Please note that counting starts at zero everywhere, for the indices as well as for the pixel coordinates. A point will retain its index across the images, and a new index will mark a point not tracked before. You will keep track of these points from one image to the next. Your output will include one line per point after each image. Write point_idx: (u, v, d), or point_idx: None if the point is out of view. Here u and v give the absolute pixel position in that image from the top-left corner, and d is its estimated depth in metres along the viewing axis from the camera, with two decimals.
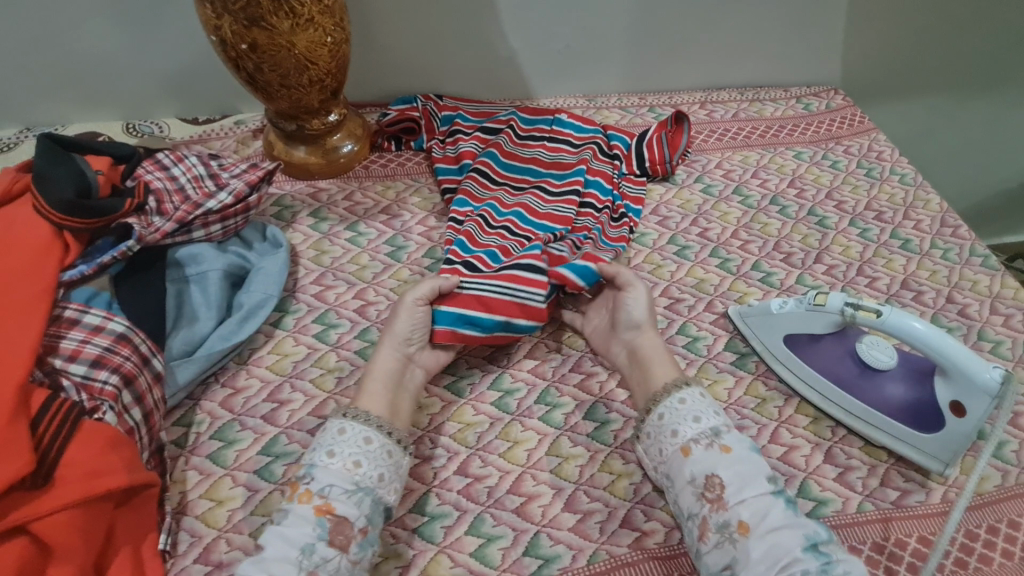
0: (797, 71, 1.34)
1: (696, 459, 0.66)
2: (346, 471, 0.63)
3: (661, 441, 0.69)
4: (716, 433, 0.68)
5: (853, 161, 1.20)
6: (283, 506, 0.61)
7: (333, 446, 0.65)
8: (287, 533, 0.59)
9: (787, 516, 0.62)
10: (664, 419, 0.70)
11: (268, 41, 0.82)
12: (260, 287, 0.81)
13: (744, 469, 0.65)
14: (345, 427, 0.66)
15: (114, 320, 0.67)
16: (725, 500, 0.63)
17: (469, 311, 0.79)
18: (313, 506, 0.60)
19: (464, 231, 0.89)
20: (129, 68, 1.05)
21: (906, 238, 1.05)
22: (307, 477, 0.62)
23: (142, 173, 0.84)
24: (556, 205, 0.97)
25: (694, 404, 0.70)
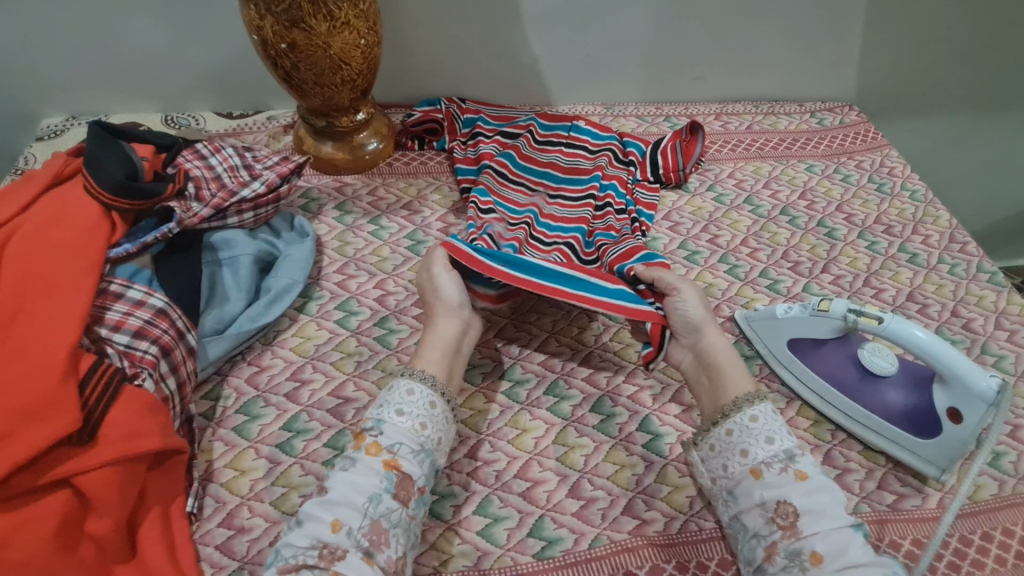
0: (811, 87, 1.37)
1: (766, 483, 0.64)
2: (413, 430, 0.65)
3: (729, 458, 0.68)
4: (788, 455, 0.65)
5: (864, 176, 1.22)
6: (350, 454, 0.64)
7: (401, 404, 0.67)
8: (351, 480, 0.61)
9: (867, 550, 0.58)
10: (734, 436, 0.68)
11: (306, 41, 0.87)
12: (287, 272, 0.86)
13: (820, 498, 0.62)
14: (411, 387, 0.69)
15: (154, 295, 0.71)
16: (799, 527, 0.60)
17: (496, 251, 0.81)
18: (382, 459, 0.63)
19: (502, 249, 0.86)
20: (172, 64, 1.11)
21: (915, 252, 1.07)
22: (375, 430, 0.65)
23: (183, 162, 0.88)
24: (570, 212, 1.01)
25: (765, 422, 0.68)
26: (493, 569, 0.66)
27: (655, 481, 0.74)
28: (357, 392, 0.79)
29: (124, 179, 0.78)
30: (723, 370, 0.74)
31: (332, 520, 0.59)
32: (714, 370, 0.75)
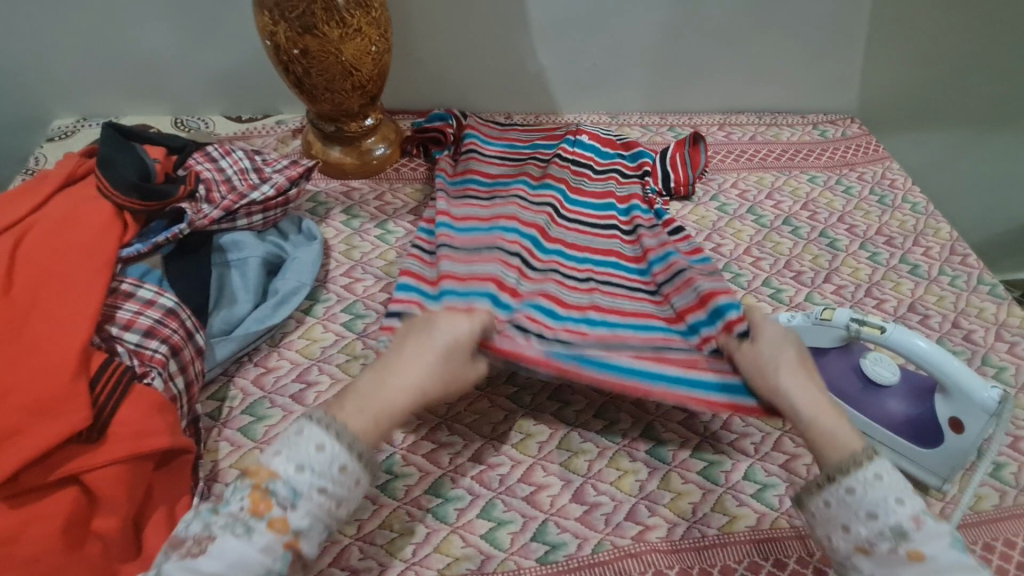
0: (813, 99, 1.39)
1: (877, 560, 0.55)
2: (329, 510, 0.55)
3: (830, 530, 0.58)
4: (903, 532, 0.55)
5: (866, 188, 1.23)
6: (245, 518, 0.52)
7: (321, 477, 0.55)
8: (238, 555, 0.51)
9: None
10: (832, 508, 0.58)
11: (319, 47, 0.88)
12: (295, 275, 0.87)
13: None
14: (344, 462, 0.56)
15: (165, 295, 0.72)
16: None
17: (523, 328, 0.79)
18: (284, 540, 0.53)
19: (548, 295, 0.86)
20: (185, 68, 1.13)
21: (916, 263, 1.08)
22: (286, 502, 0.53)
23: (193, 164, 0.89)
24: (595, 237, 0.98)
25: (868, 493, 0.57)
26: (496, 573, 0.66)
27: (659, 487, 0.75)
28: None
29: (137, 181, 0.79)
30: (812, 428, 0.63)
31: None
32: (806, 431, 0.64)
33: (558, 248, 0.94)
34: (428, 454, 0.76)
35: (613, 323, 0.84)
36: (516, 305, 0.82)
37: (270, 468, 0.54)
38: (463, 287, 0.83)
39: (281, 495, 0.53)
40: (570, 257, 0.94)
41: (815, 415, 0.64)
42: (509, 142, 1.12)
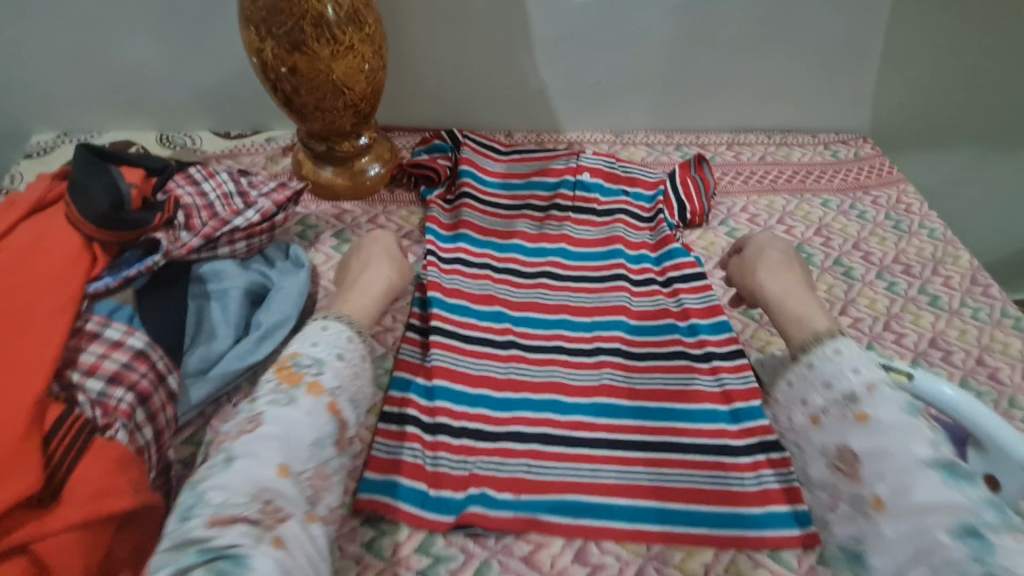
0: (824, 119, 1.35)
1: (871, 428, 0.62)
2: (349, 376, 0.71)
3: (810, 390, 0.69)
4: (853, 397, 0.64)
5: (881, 212, 1.18)
6: (285, 393, 0.66)
7: (336, 348, 0.72)
8: (295, 421, 0.63)
9: (936, 487, 0.55)
10: (814, 367, 0.70)
11: (308, 65, 0.83)
12: (279, 307, 0.81)
13: (887, 439, 0.60)
14: (350, 336, 0.74)
15: (134, 335, 0.66)
16: (858, 474, 0.63)
17: (494, 488, 0.73)
18: (323, 401, 0.66)
19: (550, 382, 0.83)
20: (170, 83, 1.08)
21: (935, 294, 1.03)
22: (311, 369, 0.68)
23: (174, 187, 0.84)
24: (600, 294, 0.93)
25: (825, 369, 0.69)
26: None
27: (668, 546, 0.69)
28: None
29: (109, 210, 0.74)
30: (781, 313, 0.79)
31: (277, 467, 0.60)
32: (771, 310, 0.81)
33: (557, 318, 0.90)
34: None
35: (622, 410, 0.81)
36: (512, 405, 0.80)
37: (294, 351, 0.70)
38: (459, 389, 0.81)
39: (308, 365, 0.69)
40: (572, 327, 0.90)
41: (781, 295, 0.82)
42: (509, 182, 1.05)
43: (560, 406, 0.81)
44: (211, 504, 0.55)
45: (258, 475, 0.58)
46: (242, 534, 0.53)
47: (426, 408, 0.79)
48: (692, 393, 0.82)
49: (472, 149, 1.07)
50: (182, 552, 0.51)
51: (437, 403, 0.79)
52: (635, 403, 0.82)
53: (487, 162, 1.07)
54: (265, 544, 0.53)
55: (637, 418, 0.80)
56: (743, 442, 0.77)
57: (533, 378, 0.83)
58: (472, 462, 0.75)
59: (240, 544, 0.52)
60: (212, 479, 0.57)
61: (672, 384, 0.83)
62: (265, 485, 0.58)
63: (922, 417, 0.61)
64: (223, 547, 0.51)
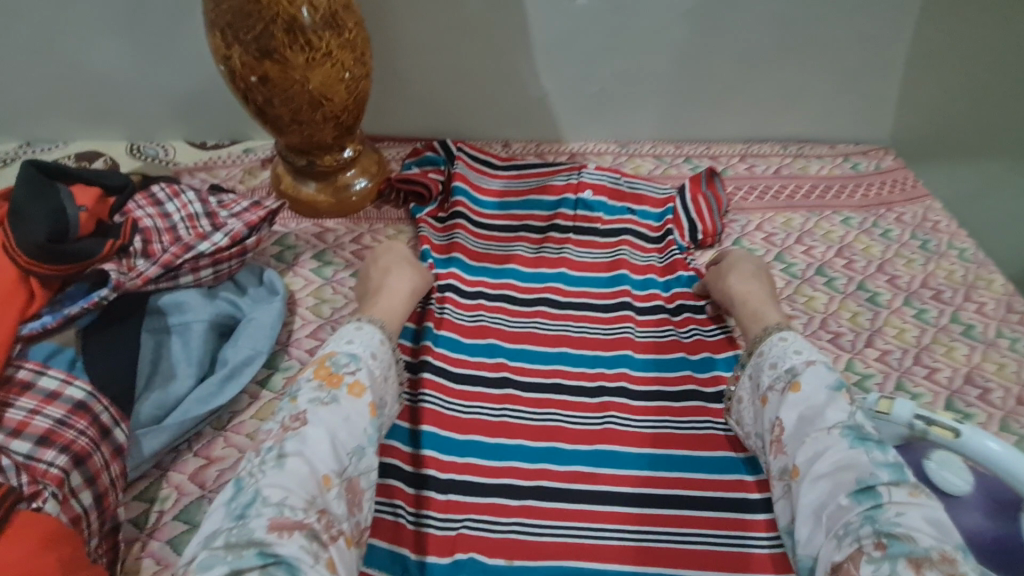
0: (842, 129, 1.26)
1: (798, 400, 0.63)
2: (383, 378, 0.64)
3: (761, 374, 0.69)
4: (792, 372, 0.65)
5: (906, 231, 1.10)
6: (328, 393, 0.59)
7: (372, 348, 0.65)
8: (335, 422, 0.57)
9: (846, 452, 0.56)
10: (764, 354, 0.70)
11: (281, 74, 0.76)
12: (249, 341, 0.73)
13: (815, 401, 0.61)
14: (382, 339, 0.67)
15: (73, 385, 0.60)
16: (785, 443, 0.62)
17: (483, 553, 0.65)
18: (365, 403, 0.60)
19: (548, 426, 0.75)
20: (140, 89, 1.00)
21: (969, 323, 0.95)
22: (349, 368, 0.61)
23: (133, 208, 0.76)
24: (604, 325, 0.85)
25: (774, 351, 0.69)
26: None
27: None
28: None
29: (47, 241, 0.67)
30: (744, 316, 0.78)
31: (323, 475, 0.54)
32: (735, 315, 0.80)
33: (558, 352, 0.82)
34: None
35: (626, 459, 0.73)
36: (505, 453, 0.73)
37: (329, 349, 0.63)
38: (447, 436, 0.73)
39: (347, 364, 0.62)
40: (573, 361, 0.81)
41: (746, 297, 0.80)
42: (507, 202, 0.98)
43: (559, 456, 0.73)
44: (271, 504, 0.50)
45: (307, 481, 0.52)
46: (301, 546, 0.48)
47: (412, 457, 0.71)
48: (705, 438, 0.74)
49: (466, 164, 1.00)
50: (240, 555, 0.46)
51: (424, 452, 0.71)
52: (645, 450, 0.73)
53: (483, 179, 0.99)
54: (319, 563, 0.49)
55: (645, 467, 0.72)
56: (758, 495, 0.69)
57: (531, 423, 0.75)
58: (460, 521, 0.67)
59: (299, 557, 0.47)
60: (267, 478, 0.52)
61: (684, 428, 0.75)
62: (313, 495, 0.52)
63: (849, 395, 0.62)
64: (283, 555, 0.47)
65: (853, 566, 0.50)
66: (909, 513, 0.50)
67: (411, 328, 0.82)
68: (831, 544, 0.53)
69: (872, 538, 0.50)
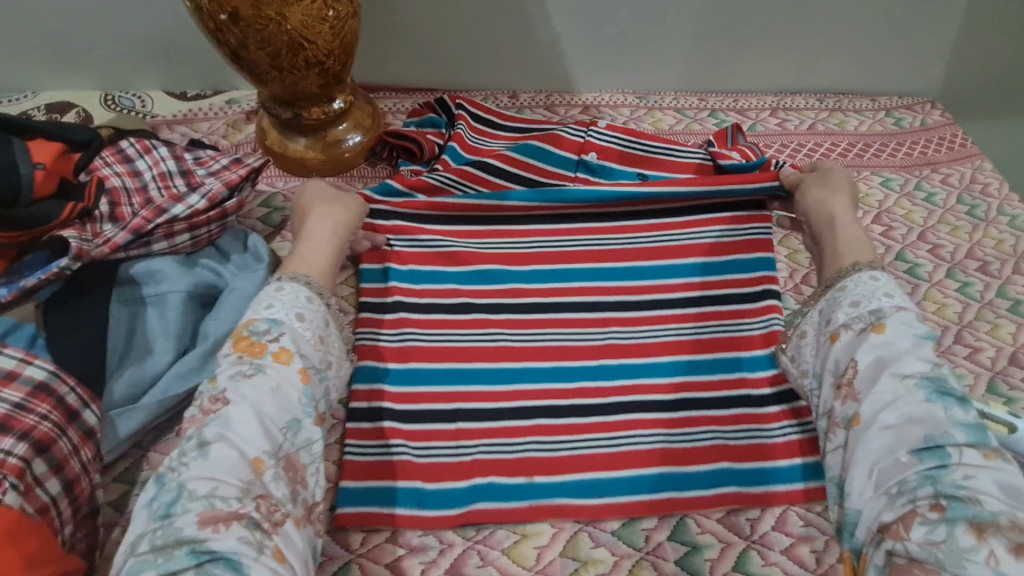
0: (886, 79, 1.14)
1: (880, 341, 0.54)
2: (315, 342, 0.57)
3: (836, 311, 0.59)
4: (878, 313, 0.56)
5: (952, 194, 1.00)
6: (250, 362, 0.52)
7: (302, 309, 0.58)
8: (263, 396, 0.51)
9: (921, 403, 0.49)
10: (848, 290, 0.60)
11: (253, 11, 0.66)
12: (231, 313, 0.66)
13: (907, 346, 0.53)
14: (309, 296, 0.60)
15: (33, 364, 0.55)
16: (857, 386, 0.53)
17: (503, 475, 0.66)
18: (294, 370, 0.54)
19: (552, 343, 0.75)
20: (108, 31, 0.90)
21: (1017, 299, 0.87)
22: (269, 334, 0.55)
23: (100, 166, 0.70)
24: (612, 236, 0.83)
25: (859, 288, 0.60)
26: None
27: None
28: None
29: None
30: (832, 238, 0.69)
31: (255, 458, 0.48)
32: (817, 232, 0.72)
33: (553, 271, 0.80)
34: (394, 564, 0.61)
35: (632, 371, 0.73)
36: (510, 376, 0.72)
37: (248, 317, 0.56)
38: (440, 367, 0.72)
39: (266, 331, 0.55)
40: (570, 279, 0.79)
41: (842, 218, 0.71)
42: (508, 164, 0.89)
43: (563, 372, 0.73)
44: (200, 498, 0.45)
45: (237, 465, 0.47)
46: (241, 538, 0.44)
47: (399, 394, 0.70)
48: (706, 342, 0.75)
49: (468, 124, 0.91)
50: (171, 557, 0.42)
51: (395, 389, 0.70)
52: (644, 359, 0.74)
53: (484, 141, 0.90)
54: (266, 553, 0.44)
55: (666, 374, 0.72)
56: (770, 390, 0.71)
57: (527, 343, 0.75)
58: (469, 448, 0.67)
59: (239, 550, 0.43)
60: (190, 470, 0.46)
61: (683, 334, 0.75)
62: (245, 481, 0.47)
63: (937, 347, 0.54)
64: (221, 551, 0.42)
65: (902, 528, 0.45)
66: (980, 476, 0.44)
67: (376, 268, 0.78)
68: (882, 499, 0.47)
69: (928, 499, 0.44)
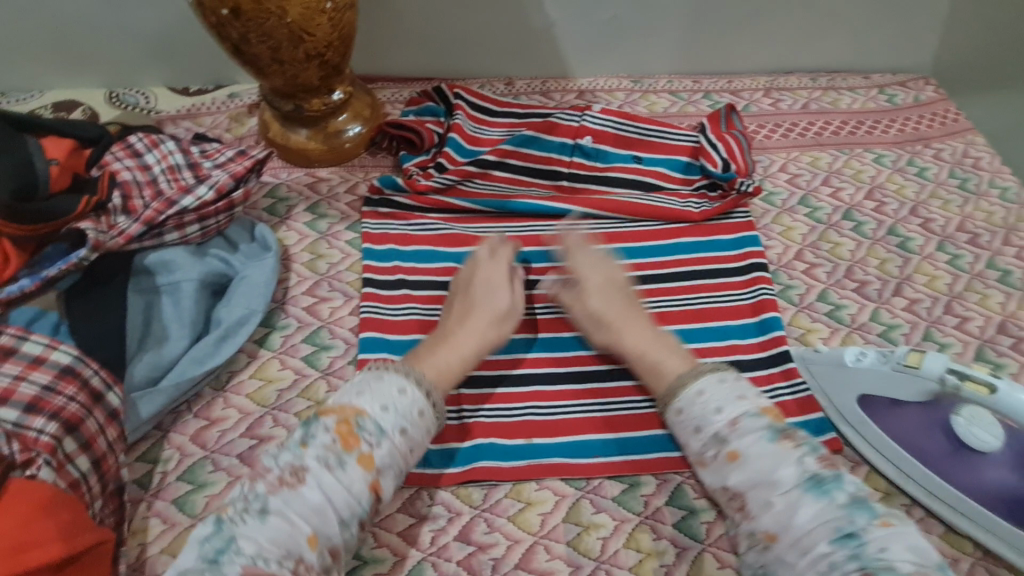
0: (880, 56, 1.15)
1: (742, 466, 0.58)
2: (403, 453, 0.57)
3: (686, 435, 0.63)
4: (719, 438, 0.60)
5: (944, 169, 1.01)
6: (338, 455, 0.54)
7: (405, 418, 0.58)
8: (330, 486, 0.53)
9: (816, 509, 0.53)
10: (683, 415, 0.63)
11: (253, 6, 0.68)
12: (242, 301, 0.69)
13: (761, 466, 0.57)
14: (422, 407, 0.59)
15: (59, 349, 0.59)
16: (748, 507, 0.57)
17: (501, 437, 0.69)
18: (369, 477, 0.55)
19: (551, 318, 0.78)
20: (111, 29, 0.91)
21: (1006, 269, 0.89)
22: (371, 437, 0.56)
23: (111, 160, 0.72)
24: (603, 222, 0.87)
25: (694, 408, 0.63)
26: None
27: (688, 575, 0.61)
28: (274, 430, 0.66)
29: (13, 200, 0.64)
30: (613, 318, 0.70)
31: (309, 534, 0.51)
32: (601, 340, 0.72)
33: (548, 250, 0.83)
34: (405, 532, 0.63)
35: None
36: (510, 347, 0.75)
37: (358, 406, 0.57)
38: None
39: (371, 430, 0.56)
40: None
41: (614, 320, 0.70)
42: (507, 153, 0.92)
43: (560, 343, 0.76)
44: (245, 554, 0.49)
45: (292, 536, 0.50)
46: None
47: None
48: (694, 312, 0.80)
49: (465, 113, 0.93)
50: None
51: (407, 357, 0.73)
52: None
53: (481, 129, 0.93)
54: None
55: None
56: (762, 354, 0.76)
57: (525, 317, 0.77)
58: (469, 412, 0.70)
59: None
60: (245, 528, 0.50)
61: (673, 305, 0.80)
62: (295, 551, 0.50)
63: (788, 436, 0.58)
64: None
65: None
66: (892, 546, 0.50)
67: (382, 250, 0.81)
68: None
69: (858, 573, 0.49)
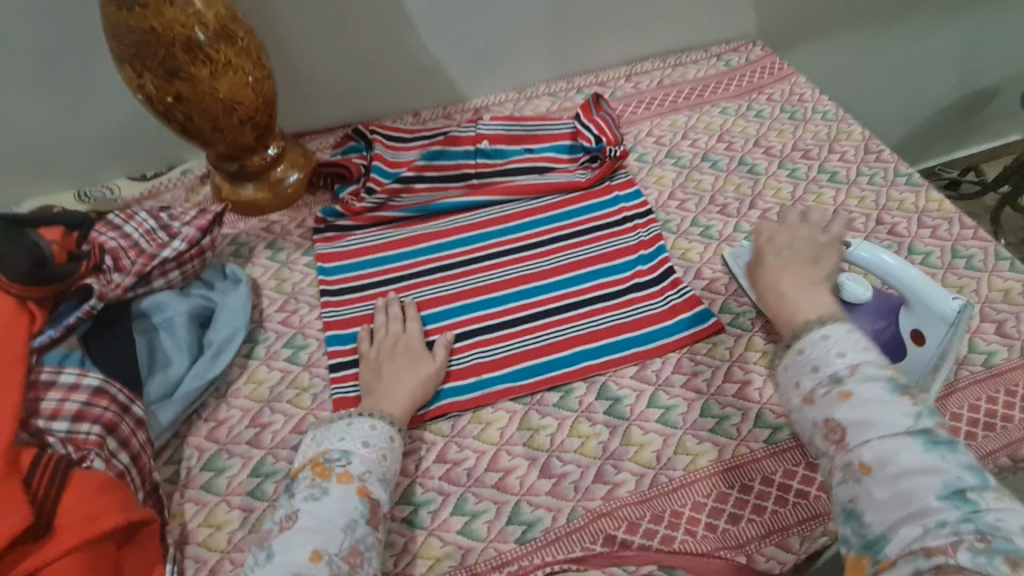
0: (713, 30, 1.39)
1: (857, 402, 0.57)
2: (377, 460, 0.70)
3: (800, 372, 0.62)
4: (838, 379, 0.59)
5: (776, 108, 1.25)
6: (318, 484, 0.66)
7: (366, 437, 0.71)
8: (321, 507, 0.64)
9: (922, 456, 0.54)
10: (804, 352, 0.62)
11: (191, 90, 0.87)
12: (227, 323, 0.85)
13: (871, 409, 0.57)
14: (392, 434, 0.73)
15: (88, 376, 0.72)
16: (847, 440, 0.57)
17: (456, 379, 0.85)
18: (354, 487, 0.66)
19: (482, 285, 0.95)
20: (70, 137, 1.08)
21: (834, 170, 1.11)
22: (341, 461, 0.68)
23: (96, 236, 0.88)
24: (511, 203, 1.06)
25: (815, 349, 0.62)
26: (479, 563, 0.69)
27: (620, 444, 0.78)
28: (274, 416, 0.81)
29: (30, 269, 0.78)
30: (767, 269, 0.72)
31: (312, 550, 0.60)
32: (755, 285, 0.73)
33: (471, 234, 1.02)
34: None
35: (544, 287, 0.95)
36: (453, 313, 0.92)
37: (324, 446, 0.70)
38: None
39: (339, 459, 0.68)
40: (484, 238, 1.01)
41: (783, 272, 0.71)
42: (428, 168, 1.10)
43: (493, 302, 0.93)
44: None
45: (299, 554, 0.60)
46: None
47: None
48: (598, 255, 0.98)
49: (382, 144, 1.12)
50: None
51: None
52: (550, 279, 0.95)
53: (399, 154, 1.12)
54: None
55: (578, 281, 0.95)
56: (652, 275, 0.95)
57: (461, 288, 0.95)
58: None
59: None
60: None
61: (580, 254, 0.98)
62: (303, 568, 0.59)
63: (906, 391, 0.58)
64: None
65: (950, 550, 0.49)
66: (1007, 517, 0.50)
67: (336, 265, 0.98)
68: (915, 530, 0.51)
69: (972, 532, 0.49)
